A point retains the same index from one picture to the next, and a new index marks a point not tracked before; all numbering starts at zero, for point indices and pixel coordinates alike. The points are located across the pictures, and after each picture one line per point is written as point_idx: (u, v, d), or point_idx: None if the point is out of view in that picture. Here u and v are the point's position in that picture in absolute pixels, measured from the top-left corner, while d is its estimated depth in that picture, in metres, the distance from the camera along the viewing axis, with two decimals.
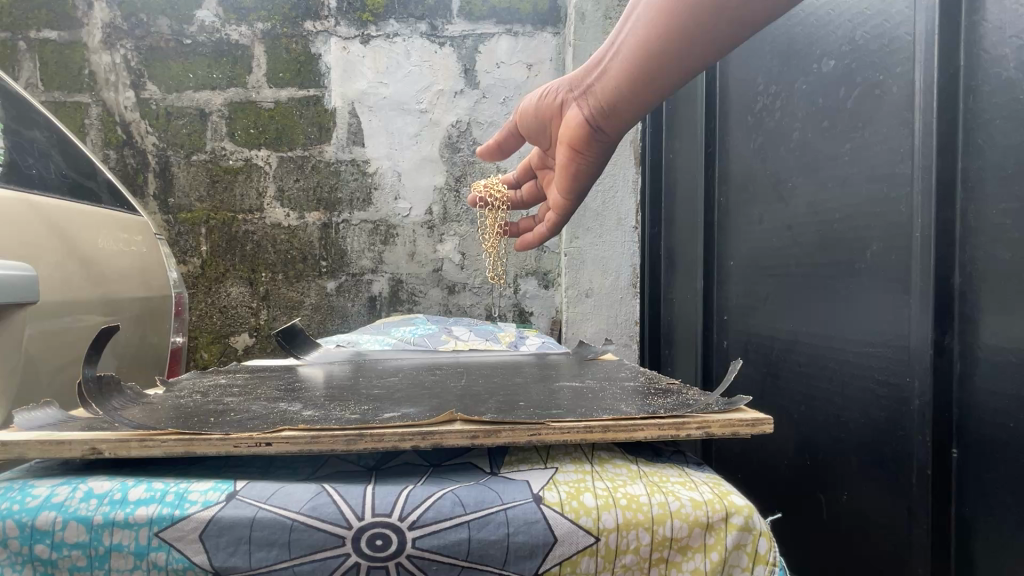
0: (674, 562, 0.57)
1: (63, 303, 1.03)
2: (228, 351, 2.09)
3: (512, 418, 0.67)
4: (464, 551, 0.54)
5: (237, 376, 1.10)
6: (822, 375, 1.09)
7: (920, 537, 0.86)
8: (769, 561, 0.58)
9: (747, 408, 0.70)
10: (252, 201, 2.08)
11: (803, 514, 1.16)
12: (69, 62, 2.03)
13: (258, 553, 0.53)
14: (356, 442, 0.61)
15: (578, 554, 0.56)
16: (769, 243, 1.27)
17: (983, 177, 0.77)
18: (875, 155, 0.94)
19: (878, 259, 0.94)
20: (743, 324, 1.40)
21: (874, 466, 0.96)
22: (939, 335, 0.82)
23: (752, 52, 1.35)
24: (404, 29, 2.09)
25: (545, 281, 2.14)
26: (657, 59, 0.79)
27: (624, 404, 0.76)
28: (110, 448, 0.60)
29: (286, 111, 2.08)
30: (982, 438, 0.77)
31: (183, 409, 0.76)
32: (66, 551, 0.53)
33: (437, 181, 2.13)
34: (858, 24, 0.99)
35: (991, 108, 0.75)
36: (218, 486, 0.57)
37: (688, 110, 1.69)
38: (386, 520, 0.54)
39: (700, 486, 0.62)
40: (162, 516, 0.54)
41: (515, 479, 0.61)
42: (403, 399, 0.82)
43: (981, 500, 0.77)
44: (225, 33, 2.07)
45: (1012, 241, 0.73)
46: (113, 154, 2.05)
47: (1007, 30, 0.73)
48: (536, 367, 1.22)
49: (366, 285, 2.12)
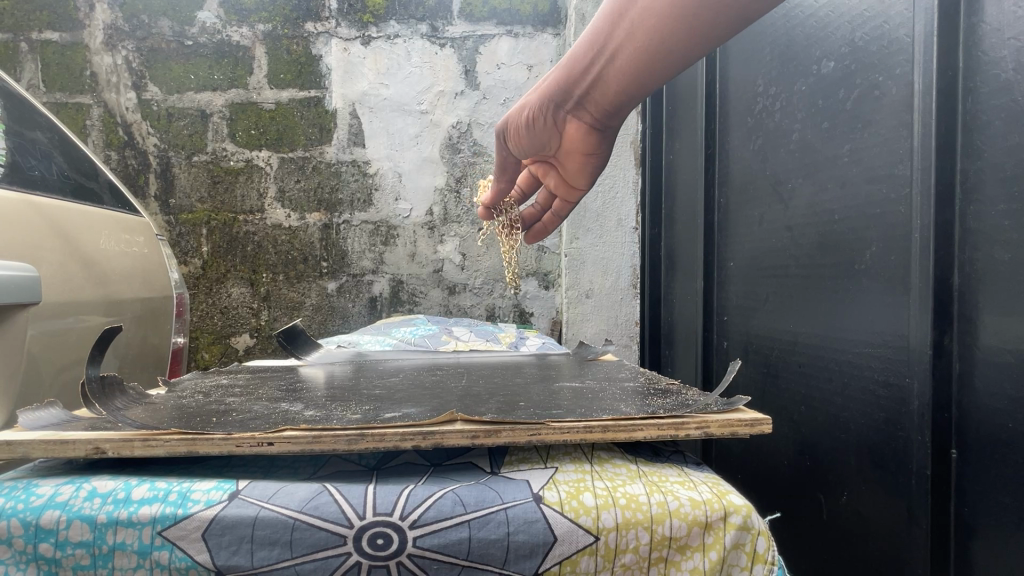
0: (673, 561, 0.58)
1: (65, 303, 1.03)
2: (229, 352, 2.09)
3: (513, 418, 0.67)
4: (464, 551, 0.55)
5: (238, 376, 1.10)
6: (822, 376, 1.09)
7: (920, 537, 0.86)
8: (768, 560, 0.58)
9: (746, 408, 0.71)
10: (253, 202, 2.09)
11: (803, 514, 1.16)
12: (70, 63, 2.03)
13: (260, 552, 0.54)
14: (357, 442, 0.62)
15: (578, 554, 0.56)
16: (769, 244, 1.27)
17: (982, 178, 0.77)
18: (875, 156, 0.95)
19: (878, 260, 0.94)
20: (743, 325, 1.40)
21: (874, 467, 0.96)
22: (939, 335, 0.83)
23: (752, 53, 1.35)
24: (405, 30, 2.10)
25: (545, 281, 2.15)
26: (662, 70, 0.76)
27: (624, 404, 0.77)
28: (114, 448, 0.60)
29: (287, 112, 2.09)
30: (981, 438, 0.78)
31: (185, 409, 0.76)
32: (70, 550, 0.54)
33: (438, 181, 2.13)
34: (857, 26, 0.99)
35: (990, 109, 0.76)
36: (220, 486, 0.57)
37: (688, 111, 1.70)
38: (388, 519, 0.54)
39: (699, 486, 0.62)
40: (165, 515, 0.54)
41: (515, 479, 0.61)
42: (404, 399, 0.83)
43: (980, 500, 0.78)
44: (226, 34, 2.08)
45: (1011, 242, 0.73)
46: (114, 155, 2.05)
47: (1006, 32, 0.73)
48: (536, 367, 1.22)
49: (367, 285, 2.12)
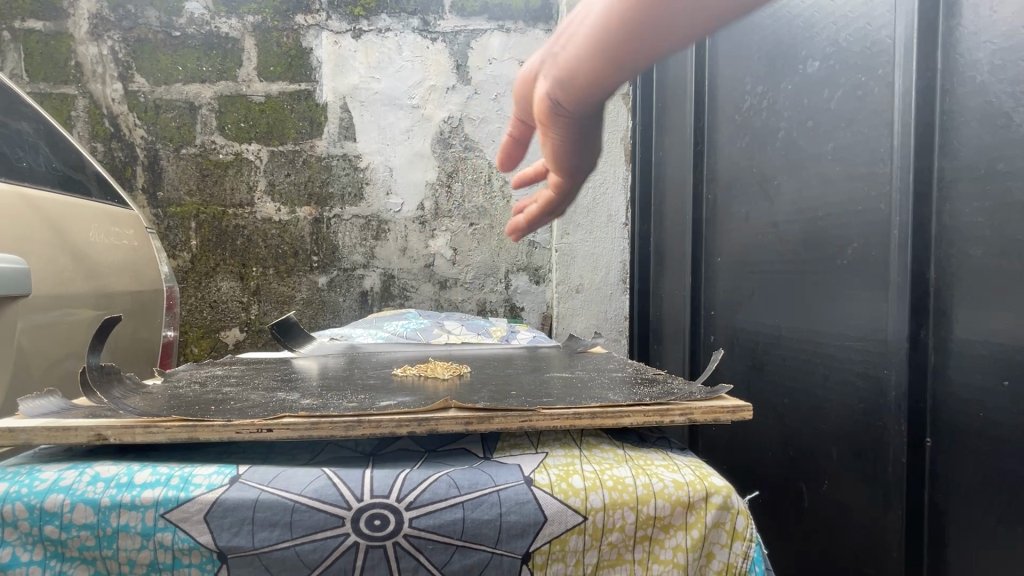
0: (657, 539, 0.60)
1: (54, 295, 1.04)
2: (219, 345, 2.09)
3: (505, 406, 0.69)
4: (458, 530, 0.57)
5: (233, 367, 1.12)
6: (805, 368, 1.13)
7: (895, 522, 0.90)
8: (747, 538, 0.61)
9: (728, 396, 0.73)
10: (242, 195, 2.08)
11: (785, 502, 1.20)
12: (54, 53, 2.01)
13: (261, 533, 0.55)
14: (354, 428, 0.63)
15: (567, 533, 0.58)
16: (755, 240, 1.31)
17: (957, 177, 0.80)
18: (857, 155, 0.98)
19: (858, 255, 0.97)
20: (730, 318, 1.43)
21: (853, 457, 0.99)
22: (915, 328, 0.86)
23: (739, 50, 1.38)
24: (396, 24, 2.10)
25: (535, 277, 2.18)
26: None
27: (613, 392, 0.79)
28: (115, 434, 0.61)
29: (277, 105, 2.09)
30: (954, 426, 0.81)
31: (182, 399, 0.77)
32: (74, 532, 0.55)
33: (429, 176, 2.15)
34: (841, 27, 1.02)
35: (966, 110, 0.79)
36: (222, 470, 0.59)
37: (677, 106, 1.72)
38: (385, 501, 0.56)
39: (682, 468, 0.64)
40: (167, 498, 0.55)
41: (507, 463, 0.63)
42: (398, 389, 0.85)
43: (952, 485, 0.81)
44: (214, 25, 2.07)
45: (983, 238, 0.76)
46: (101, 147, 2.04)
47: (982, 35, 0.76)
48: (526, 359, 1.25)
49: (358, 280, 2.13)
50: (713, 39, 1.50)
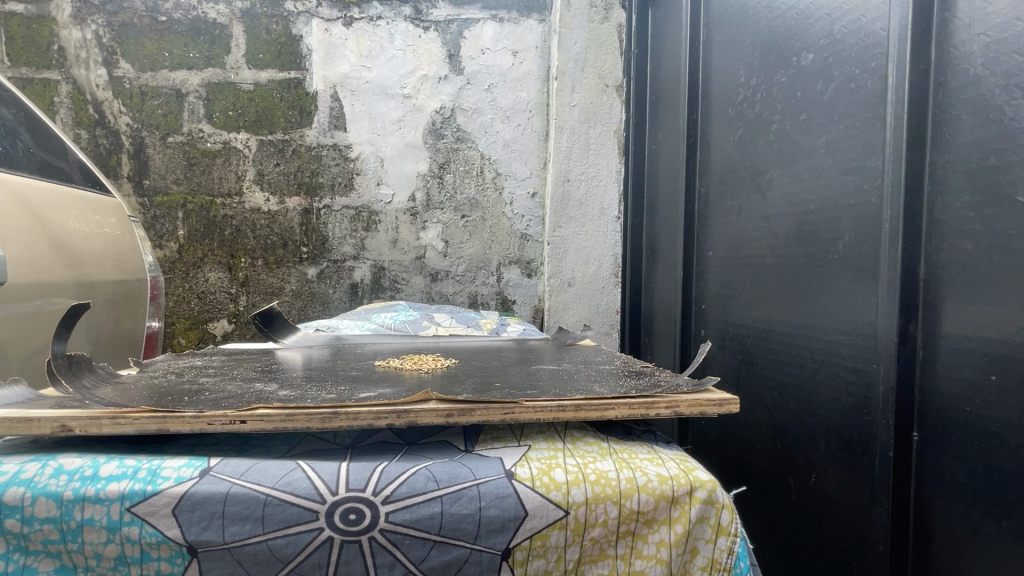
0: (641, 534, 0.59)
1: (34, 285, 1.01)
2: (207, 337, 2.06)
3: (488, 398, 0.68)
4: (436, 525, 0.55)
5: (214, 358, 1.09)
6: (795, 363, 1.12)
7: (881, 516, 0.89)
8: (731, 533, 0.60)
9: (715, 389, 0.72)
10: (230, 185, 2.04)
11: (773, 497, 1.19)
12: (36, 37, 1.97)
13: (232, 527, 0.53)
14: (331, 420, 0.62)
15: (548, 528, 0.57)
16: (747, 234, 1.29)
17: (949, 170, 0.79)
18: (849, 148, 0.97)
19: (850, 250, 0.96)
20: (720, 312, 1.43)
21: (842, 452, 0.98)
22: (905, 323, 0.85)
23: (733, 43, 1.36)
24: (388, 12, 2.07)
25: (528, 270, 2.16)
26: None
27: (598, 385, 0.78)
28: (80, 426, 0.59)
29: (265, 93, 2.05)
30: (941, 421, 0.81)
31: (157, 390, 0.75)
32: (37, 526, 0.53)
33: (420, 167, 2.11)
34: (835, 18, 1.00)
35: (958, 103, 0.78)
36: (191, 463, 0.57)
37: (671, 98, 1.70)
38: (360, 495, 0.55)
39: (667, 462, 0.63)
40: (134, 491, 0.54)
41: (487, 457, 0.61)
42: (381, 380, 0.83)
43: (939, 479, 0.81)
44: (202, 10, 2.02)
45: (974, 232, 0.75)
46: (85, 134, 2.00)
47: (976, 28, 0.75)
48: (516, 351, 1.23)
49: (348, 271, 2.10)
50: (708, 32, 1.48)
